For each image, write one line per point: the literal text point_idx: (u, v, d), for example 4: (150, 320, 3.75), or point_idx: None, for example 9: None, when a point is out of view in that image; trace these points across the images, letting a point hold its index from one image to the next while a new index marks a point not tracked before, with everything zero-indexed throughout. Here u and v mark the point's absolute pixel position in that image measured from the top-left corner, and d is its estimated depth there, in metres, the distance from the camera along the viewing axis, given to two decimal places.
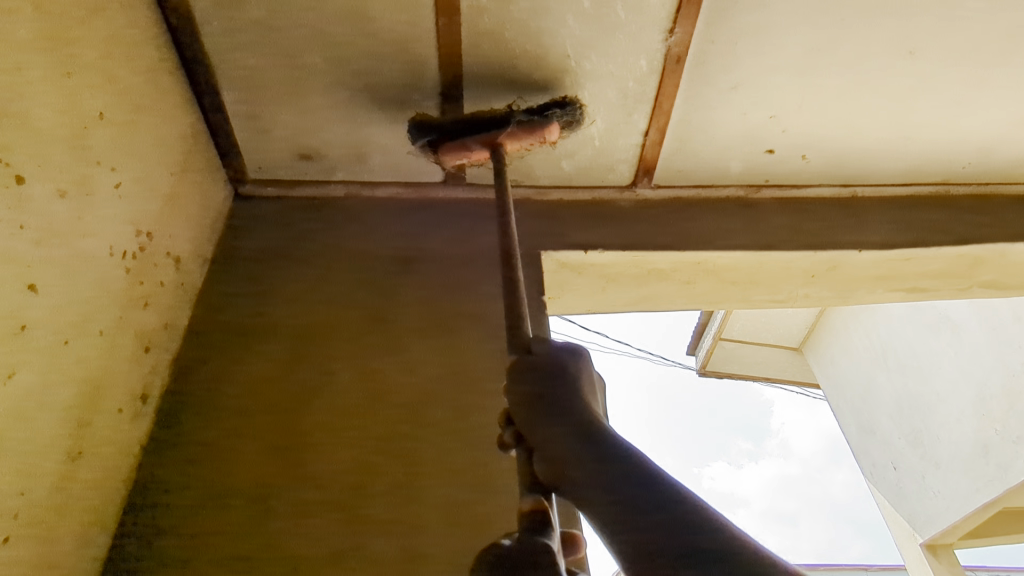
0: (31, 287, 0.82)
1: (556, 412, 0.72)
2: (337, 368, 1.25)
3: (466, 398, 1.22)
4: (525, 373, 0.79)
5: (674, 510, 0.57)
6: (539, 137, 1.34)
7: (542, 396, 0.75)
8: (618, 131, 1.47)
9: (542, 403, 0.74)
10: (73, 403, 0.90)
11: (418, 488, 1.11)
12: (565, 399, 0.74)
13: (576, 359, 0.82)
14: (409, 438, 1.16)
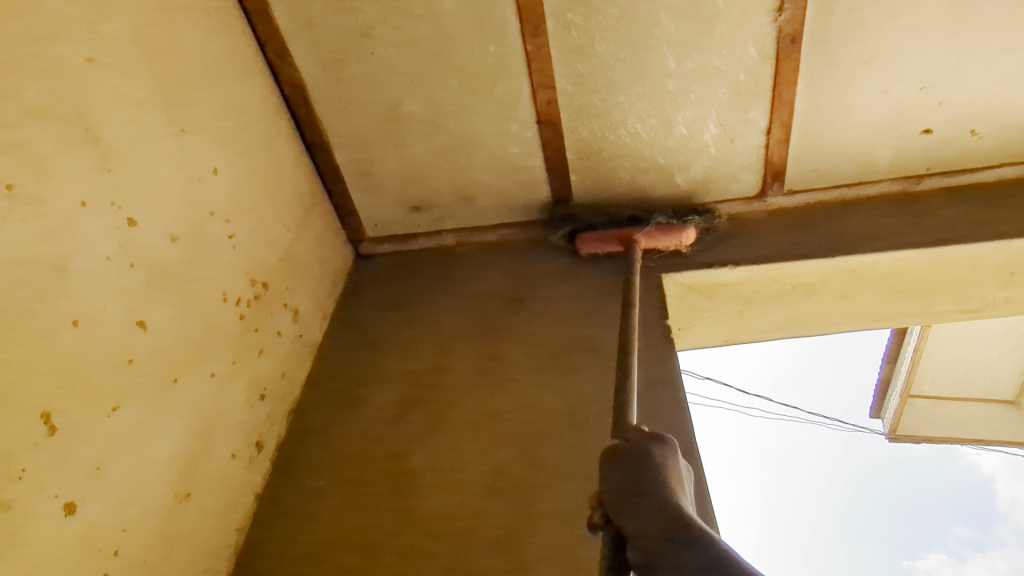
0: (140, 323, 0.84)
1: (662, 518, 0.48)
2: (448, 410, 1.17)
3: (586, 436, 1.08)
4: (618, 457, 0.57)
5: None
6: (675, 239, 1.33)
7: (642, 497, 0.51)
8: (735, 133, 1.33)
9: (642, 508, 0.50)
10: (184, 441, 0.90)
11: (536, 535, 0.97)
12: (672, 503, 0.49)
13: (672, 451, 0.58)
14: (526, 480, 1.04)
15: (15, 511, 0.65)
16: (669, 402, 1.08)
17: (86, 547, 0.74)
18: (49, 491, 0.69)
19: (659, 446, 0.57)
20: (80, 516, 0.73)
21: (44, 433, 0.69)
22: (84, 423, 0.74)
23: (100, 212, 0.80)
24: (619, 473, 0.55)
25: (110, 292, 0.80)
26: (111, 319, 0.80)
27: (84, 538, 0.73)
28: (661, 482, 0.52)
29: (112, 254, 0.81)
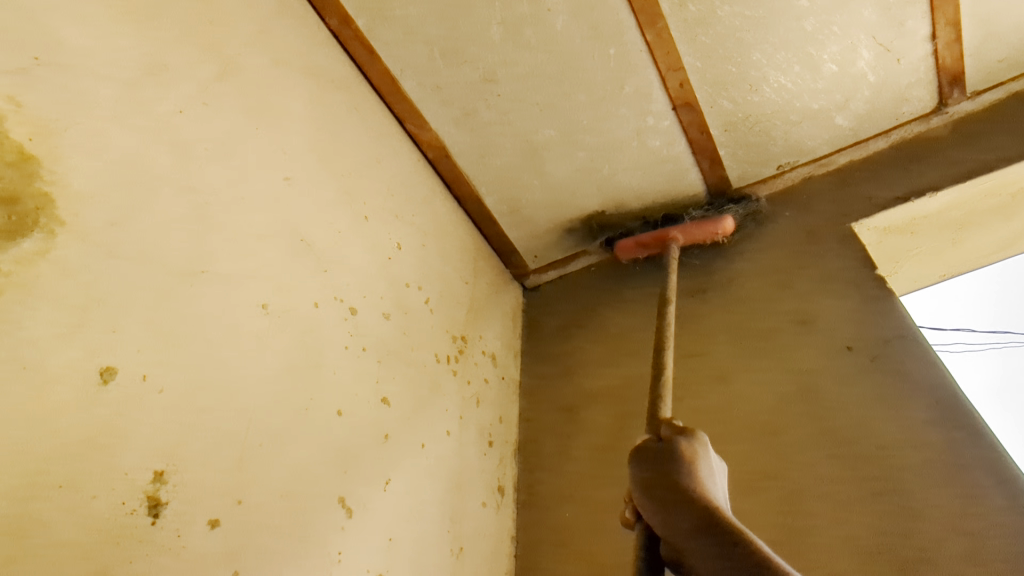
0: (384, 399, 0.91)
1: (682, 500, 0.62)
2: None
3: (831, 410, 0.98)
4: (651, 460, 0.69)
5: None
6: (711, 232, 1.30)
7: (664, 482, 0.65)
8: (895, 51, 1.19)
9: (665, 490, 0.64)
10: (445, 499, 0.96)
11: (811, 527, 0.89)
12: (679, 484, 0.64)
13: (693, 444, 0.71)
14: (779, 473, 0.96)
15: None
16: (916, 357, 0.98)
17: None
18: (362, 566, 0.76)
19: (686, 441, 0.71)
20: None
21: (344, 515, 0.76)
22: (371, 500, 0.81)
23: (330, 308, 0.88)
24: (654, 459, 0.69)
25: (356, 377, 0.87)
26: (363, 402, 0.87)
27: None
28: (681, 470, 0.67)
29: (348, 343, 0.89)
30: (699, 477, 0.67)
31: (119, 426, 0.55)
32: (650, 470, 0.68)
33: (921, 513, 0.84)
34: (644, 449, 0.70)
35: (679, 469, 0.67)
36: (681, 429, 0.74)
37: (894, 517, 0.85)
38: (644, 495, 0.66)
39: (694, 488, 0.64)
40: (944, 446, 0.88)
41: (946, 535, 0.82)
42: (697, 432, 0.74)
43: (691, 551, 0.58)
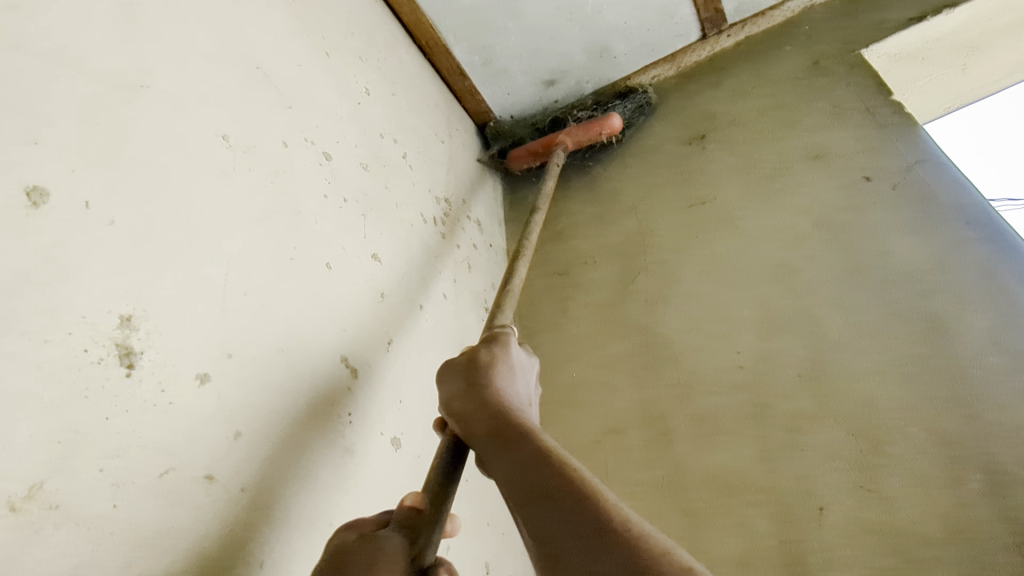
0: (374, 256, 0.80)
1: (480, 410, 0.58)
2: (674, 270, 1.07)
3: (850, 242, 0.94)
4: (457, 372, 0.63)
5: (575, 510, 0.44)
6: (600, 131, 1.20)
7: (465, 395, 0.60)
8: None
9: (466, 403, 0.60)
10: (449, 364, 0.88)
11: (838, 358, 0.85)
12: (479, 395, 0.60)
13: (497, 350, 0.66)
14: (801, 309, 0.91)
15: (359, 453, 0.64)
16: (941, 179, 0.93)
17: (420, 475, 0.73)
18: (376, 429, 0.68)
19: (489, 348, 0.66)
20: (405, 448, 0.72)
21: (349, 375, 0.67)
22: (374, 361, 0.72)
23: (301, 150, 0.74)
24: (460, 368, 0.63)
25: (341, 229, 0.75)
26: (351, 256, 0.75)
27: (414, 467, 0.72)
28: (484, 379, 0.61)
29: (327, 192, 0.76)
30: (502, 382, 0.63)
31: (66, 261, 0.43)
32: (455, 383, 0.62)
33: (953, 332, 0.81)
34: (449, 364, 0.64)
35: (482, 378, 0.62)
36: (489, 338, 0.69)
37: (922, 339, 0.82)
38: (451, 410, 0.61)
39: (493, 395, 0.60)
40: (976, 262, 0.85)
41: (970, 346, 0.80)
42: (505, 336, 0.69)
43: (490, 460, 0.53)
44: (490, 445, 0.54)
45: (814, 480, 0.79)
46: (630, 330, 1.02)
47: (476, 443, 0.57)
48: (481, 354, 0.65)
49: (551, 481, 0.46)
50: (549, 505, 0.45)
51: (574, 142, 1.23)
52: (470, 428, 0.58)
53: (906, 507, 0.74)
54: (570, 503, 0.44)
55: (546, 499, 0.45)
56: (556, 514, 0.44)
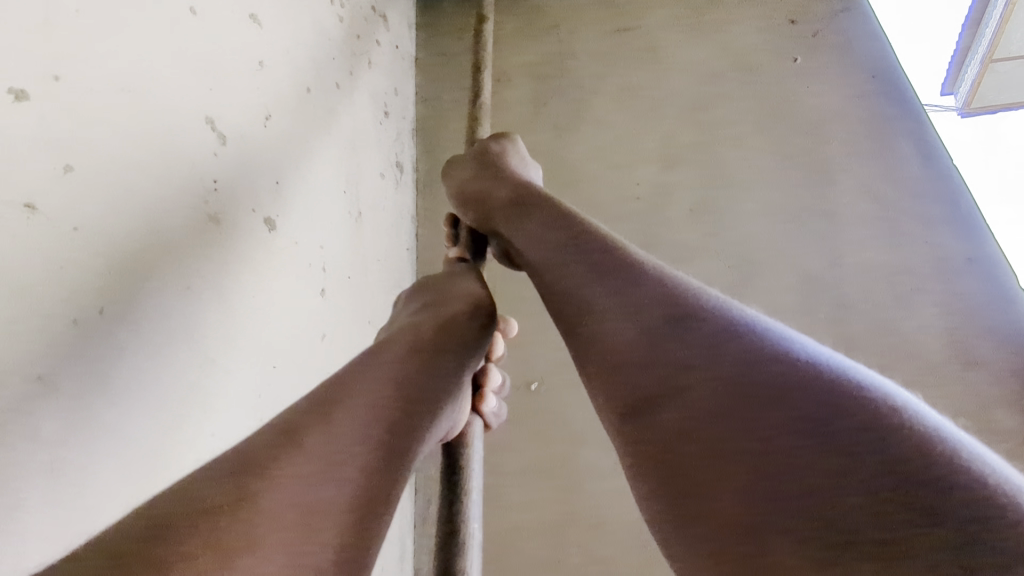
0: (253, 17, 0.68)
1: (495, 185, 0.63)
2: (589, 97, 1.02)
3: (761, 84, 0.93)
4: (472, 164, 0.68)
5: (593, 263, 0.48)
6: None
7: (478, 177, 0.66)
8: None
9: (480, 182, 0.65)
10: (339, 159, 0.82)
11: (729, 195, 0.87)
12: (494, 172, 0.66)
13: (503, 144, 0.71)
14: (705, 146, 0.91)
15: (227, 225, 0.59)
16: (860, 32, 0.92)
17: (298, 262, 0.69)
18: (247, 206, 0.62)
19: (495, 143, 0.71)
20: (282, 232, 0.67)
21: (217, 141, 0.60)
22: (249, 133, 0.64)
23: None
24: (472, 162, 0.68)
25: None
26: (223, 11, 0.63)
27: (292, 253, 0.68)
28: (495, 163, 0.68)
29: None
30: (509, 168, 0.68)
31: None
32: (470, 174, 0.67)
33: (830, 177, 0.85)
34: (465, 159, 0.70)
35: (489, 166, 0.67)
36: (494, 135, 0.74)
37: (805, 183, 0.85)
38: (462, 198, 0.66)
39: (503, 175, 0.65)
40: (875, 110, 0.87)
41: (869, 188, 0.83)
42: (510, 136, 0.75)
43: (507, 228, 0.58)
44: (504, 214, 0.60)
45: None
46: (535, 153, 0.99)
47: (492, 216, 0.61)
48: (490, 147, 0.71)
49: (566, 240, 0.51)
50: (559, 250, 0.51)
51: None
52: (484, 203, 0.63)
53: None
54: (573, 246, 0.50)
55: (553, 248, 0.52)
56: (567, 256, 0.50)
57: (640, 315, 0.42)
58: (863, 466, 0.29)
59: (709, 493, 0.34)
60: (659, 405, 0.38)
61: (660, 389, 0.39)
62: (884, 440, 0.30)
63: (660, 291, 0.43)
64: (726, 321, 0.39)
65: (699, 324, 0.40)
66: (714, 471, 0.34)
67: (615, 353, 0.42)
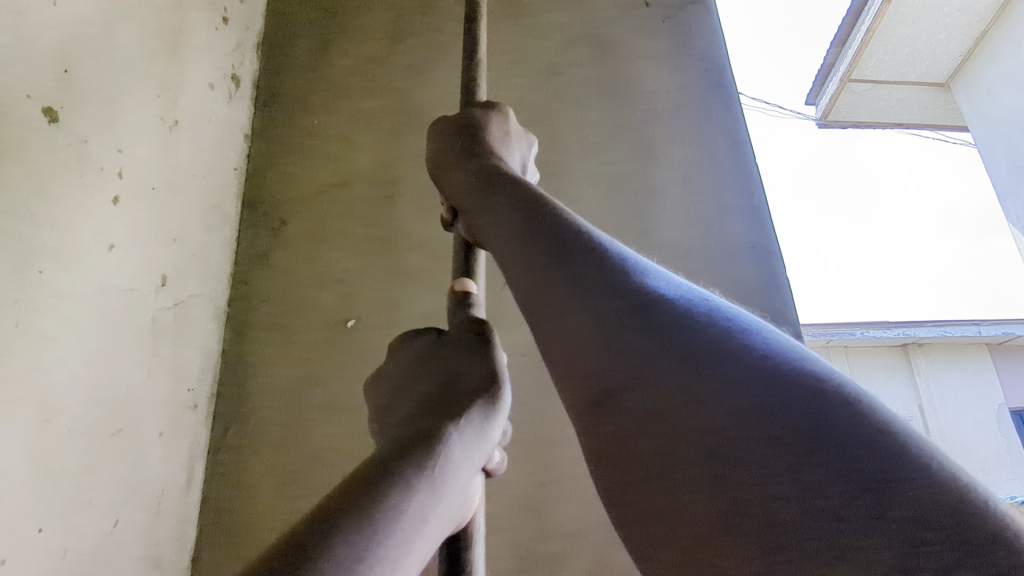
0: None
1: (471, 159, 0.58)
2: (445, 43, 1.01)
3: (608, 59, 0.97)
4: (444, 133, 0.61)
5: (577, 249, 0.43)
6: None
7: (457, 150, 0.59)
8: None
9: (459, 155, 0.59)
10: (154, 58, 0.75)
11: (563, 160, 0.91)
12: (478, 147, 0.59)
13: (496, 115, 0.63)
14: (547, 111, 0.94)
15: None
16: (702, 28, 0.98)
17: (85, 163, 0.64)
18: (19, 88, 0.56)
19: (484, 109, 0.63)
20: (66, 127, 0.61)
21: None
22: (29, 8, 0.57)
23: None
24: (453, 126, 0.61)
25: None
26: None
27: (78, 151, 0.63)
28: (481, 135, 0.60)
29: None
30: (495, 145, 0.61)
31: None
32: (444, 144, 0.61)
33: (650, 154, 0.91)
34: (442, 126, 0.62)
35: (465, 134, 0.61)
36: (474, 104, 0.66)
37: (630, 158, 0.91)
38: (434, 170, 0.62)
39: (486, 150, 0.59)
40: (716, 102, 0.94)
41: (686, 174, 0.90)
42: (505, 107, 0.65)
43: (476, 209, 0.53)
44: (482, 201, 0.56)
45: None
46: (386, 90, 1.00)
47: (458, 196, 0.56)
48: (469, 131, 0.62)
49: (538, 223, 0.46)
50: (523, 234, 0.46)
51: None
52: (456, 179, 0.58)
53: None
54: (529, 232, 0.46)
55: (518, 236, 0.47)
56: (532, 242, 0.45)
57: (610, 306, 0.38)
58: (850, 505, 0.28)
59: (681, 514, 0.31)
60: (630, 408, 0.35)
61: (629, 389, 0.35)
62: (886, 473, 0.28)
63: (639, 290, 0.39)
64: (720, 330, 0.36)
65: (677, 331, 0.36)
66: (694, 488, 0.31)
67: (580, 349, 0.38)
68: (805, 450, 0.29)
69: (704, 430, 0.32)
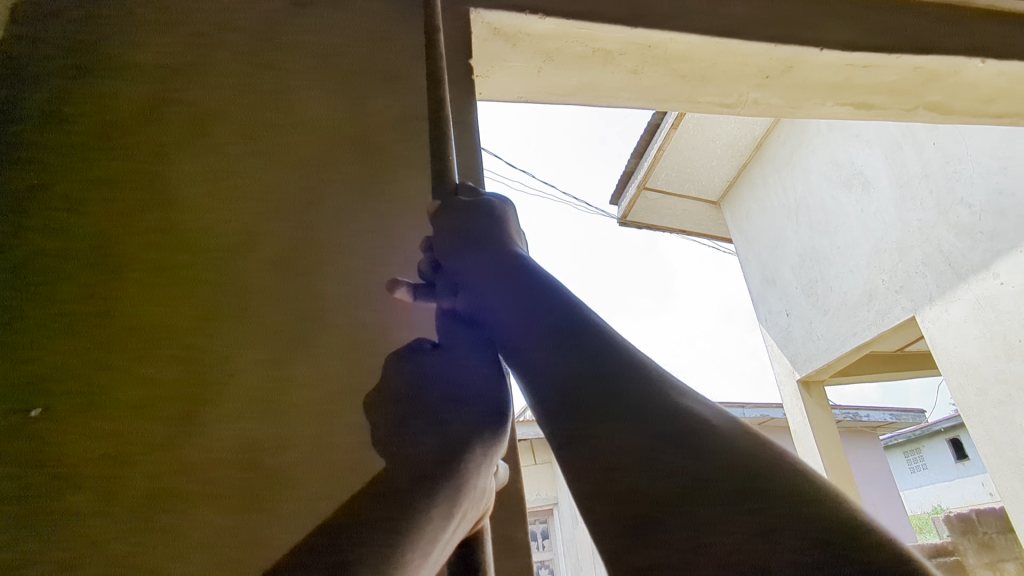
0: None
1: (484, 237, 0.70)
2: (205, 121, 1.01)
3: (372, 156, 1.01)
4: (461, 214, 0.74)
5: (607, 354, 0.49)
6: None
7: (469, 228, 0.72)
8: None
9: (467, 234, 0.71)
10: None
11: (311, 251, 0.91)
12: (495, 231, 0.71)
13: (507, 208, 0.78)
14: (302, 201, 0.95)
15: None
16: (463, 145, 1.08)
17: None
18: None
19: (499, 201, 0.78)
20: None
21: None
22: None
23: None
24: (470, 206, 0.75)
25: None
26: None
27: None
28: (500, 222, 0.73)
29: None
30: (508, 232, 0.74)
31: None
32: (457, 223, 0.73)
33: (405, 250, 0.92)
34: (455, 208, 0.75)
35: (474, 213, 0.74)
36: (476, 192, 0.80)
37: (382, 250, 0.92)
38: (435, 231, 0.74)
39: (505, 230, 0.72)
40: None
41: None
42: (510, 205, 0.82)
43: (489, 289, 0.62)
44: (472, 245, 0.70)
45: (237, 351, 0.83)
46: (131, 161, 0.96)
47: (471, 271, 0.66)
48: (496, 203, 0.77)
49: (547, 327, 0.53)
50: (542, 337, 0.53)
51: None
52: (463, 251, 0.69)
53: (295, 386, 0.81)
54: (534, 329, 0.54)
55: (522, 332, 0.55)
56: (556, 350, 0.51)
57: (634, 415, 0.43)
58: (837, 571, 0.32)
59: None
60: (646, 518, 0.38)
61: (644, 496, 0.39)
62: (860, 551, 0.33)
63: (656, 399, 0.44)
64: (730, 436, 0.41)
65: (679, 437, 0.41)
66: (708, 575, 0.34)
67: (596, 461, 0.42)
68: (794, 531, 0.34)
69: (715, 522, 0.36)
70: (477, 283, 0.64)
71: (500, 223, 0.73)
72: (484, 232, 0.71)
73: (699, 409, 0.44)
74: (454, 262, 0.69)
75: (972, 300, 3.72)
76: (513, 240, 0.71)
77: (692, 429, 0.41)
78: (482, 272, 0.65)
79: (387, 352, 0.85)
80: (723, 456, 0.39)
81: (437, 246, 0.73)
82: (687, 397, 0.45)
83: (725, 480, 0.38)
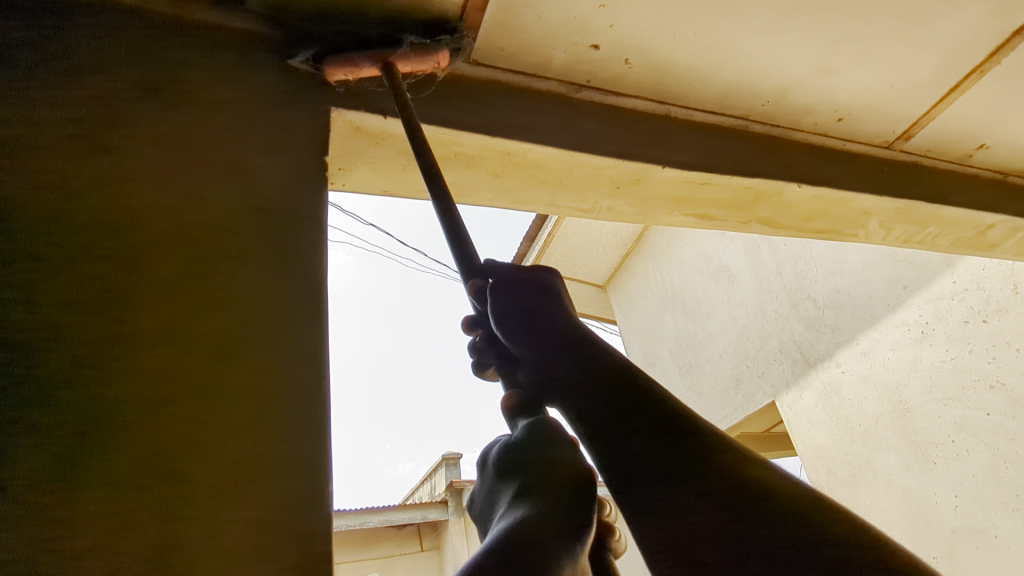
0: None
1: (547, 320, 1.11)
2: (8, 209, 0.95)
3: (202, 256, 1.01)
4: (519, 299, 1.14)
5: (651, 408, 0.85)
6: (359, 68, 1.28)
7: (533, 312, 1.12)
8: (497, 23, 1.36)
9: (533, 316, 1.11)
10: None
11: (119, 350, 0.89)
12: (555, 315, 1.12)
13: (553, 284, 1.23)
14: (117, 298, 0.93)
15: None
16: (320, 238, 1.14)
17: None
18: None
19: (553, 277, 1.25)
20: None
21: None
22: None
23: None
24: (535, 292, 1.17)
25: None
26: None
27: None
28: (554, 305, 1.15)
29: None
30: (563, 307, 1.17)
31: None
32: (522, 309, 1.12)
33: (227, 353, 0.94)
34: (517, 294, 1.14)
35: (542, 297, 1.17)
36: (537, 273, 1.23)
37: (198, 355, 0.92)
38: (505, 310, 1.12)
39: (564, 315, 1.13)
40: (297, 305, 1.02)
41: (249, 378, 0.93)
42: (563, 285, 1.24)
43: (554, 356, 1.01)
44: (538, 327, 1.09)
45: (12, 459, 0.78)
46: None
47: (537, 340, 1.05)
48: (540, 279, 1.21)
49: (614, 396, 0.88)
50: (620, 405, 0.86)
51: (340, 74, 1.27)
52: (538, 327, 1.09)
53: (79, 499, 0.78)
54: (612, 400, 0.87)
55: (607, 399, 0.88)
56: (634, 418, 0.83)
57: (698, 470, 0.76)
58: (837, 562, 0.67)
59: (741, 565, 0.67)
60: (708, 530, 0.70)
61: (709, 516, 0.71)
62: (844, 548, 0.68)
63: (706, 454, 0.78)
64: (755, 475, 0.76)
65: (725, 481, 0.74)
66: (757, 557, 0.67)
67: (677, 499, 0.73)
68: (800, 536, 0.69)
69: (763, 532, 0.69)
70: (545, 351, 1.03)
71: (553, 307, 1.15)
72: (540, 318, 1.11)
73: (721, 448, 0.79)
74: (526, 338, 1.06)
75: (820, 387, 4.09)
76: (565, 319, 1.12)
77: (731, 472, 0.76)
78: (552, 347, 1.03)
79: (199, 459, 0.84)
80: (753, 488, 0.74)
81: (505, 323, 1.10)
82: (703, 428, 0.82)
83: (746, 500, 0.72)
